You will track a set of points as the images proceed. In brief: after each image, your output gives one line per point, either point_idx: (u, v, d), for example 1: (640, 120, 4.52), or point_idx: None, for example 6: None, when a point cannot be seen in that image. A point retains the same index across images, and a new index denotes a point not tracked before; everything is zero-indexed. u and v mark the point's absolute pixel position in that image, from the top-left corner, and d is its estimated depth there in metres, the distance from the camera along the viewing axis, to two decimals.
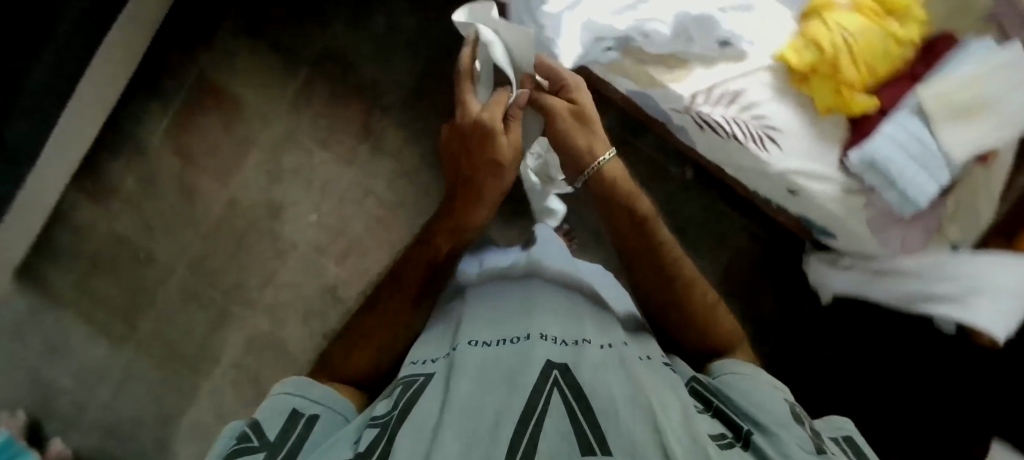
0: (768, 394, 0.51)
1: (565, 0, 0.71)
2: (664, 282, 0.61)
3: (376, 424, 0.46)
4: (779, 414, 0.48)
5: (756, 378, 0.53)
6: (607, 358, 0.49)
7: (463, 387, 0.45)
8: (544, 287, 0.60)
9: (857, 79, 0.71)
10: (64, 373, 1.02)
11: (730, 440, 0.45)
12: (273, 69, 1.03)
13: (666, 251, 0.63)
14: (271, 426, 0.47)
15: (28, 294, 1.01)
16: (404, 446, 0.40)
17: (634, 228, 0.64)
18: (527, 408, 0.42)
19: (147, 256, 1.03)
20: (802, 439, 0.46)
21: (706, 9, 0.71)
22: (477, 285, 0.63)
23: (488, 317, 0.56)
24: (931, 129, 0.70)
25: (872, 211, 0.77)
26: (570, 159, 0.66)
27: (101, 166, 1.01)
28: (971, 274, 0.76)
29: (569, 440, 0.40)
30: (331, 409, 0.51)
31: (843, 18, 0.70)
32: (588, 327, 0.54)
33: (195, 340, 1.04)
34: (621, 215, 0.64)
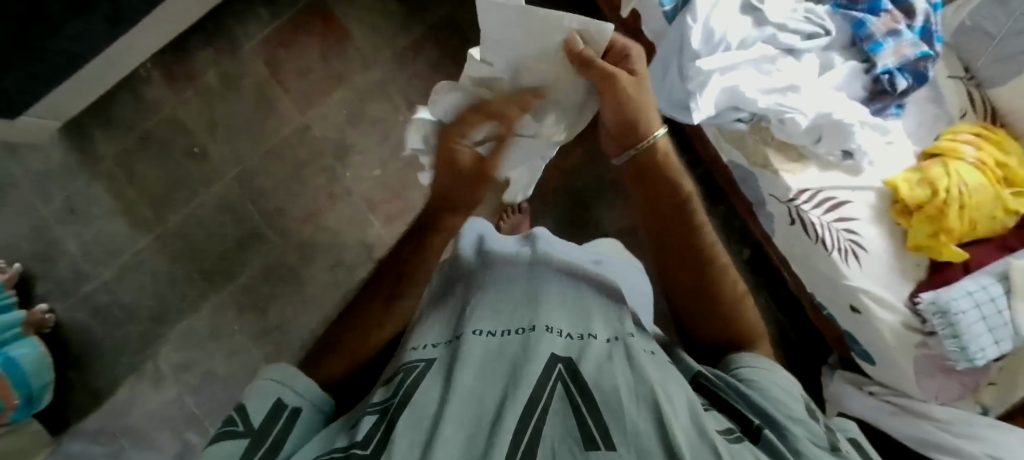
0: (777, 389, 0.46)
1: (722, 62, 0.68)
2: (691, 268, 0.52)
3: (375, 411, 0.40)
4: (796, 410, 0.44)
5: (776, 372, 0.48)
6: (614, 352, 0.45)
7: (467, 380, 0.41)
8: (555, 277, 0.55)
9: (958, 230, 0.74)
10: (72, 239, 0.96)
11: (737, 434, 0.41)
12: (391, 18, 1.03)
13: (695, 237, 0.53)
14: (257, 414, 0.40)
15: (68, 149, 0.96)
16: (406, 436, 0.36)
17: (670, 207, 0.54)
18: (529, 406, 0.38)
19: (200, 153, 0.99)
20: (813, 432, 0.42)
21: (848, 119, 0.71)
22: (491, 262, 0.57)
23: (501, 303, 0.50)
24: (1009, 298, 0.74)
25: (924, 353, 0.79)
26: (619, 127, 0.51)
27: (189, 50, 0.98)
28: (993, 439, 0.78)
29: (571, 431, 0.36)
30: (314, 403, 0.43)
31: (964, 170, 0.73)
32: (596, 322, 0.50)
33: (217, 250, 1.00)
34: (659, 191, 0.54)
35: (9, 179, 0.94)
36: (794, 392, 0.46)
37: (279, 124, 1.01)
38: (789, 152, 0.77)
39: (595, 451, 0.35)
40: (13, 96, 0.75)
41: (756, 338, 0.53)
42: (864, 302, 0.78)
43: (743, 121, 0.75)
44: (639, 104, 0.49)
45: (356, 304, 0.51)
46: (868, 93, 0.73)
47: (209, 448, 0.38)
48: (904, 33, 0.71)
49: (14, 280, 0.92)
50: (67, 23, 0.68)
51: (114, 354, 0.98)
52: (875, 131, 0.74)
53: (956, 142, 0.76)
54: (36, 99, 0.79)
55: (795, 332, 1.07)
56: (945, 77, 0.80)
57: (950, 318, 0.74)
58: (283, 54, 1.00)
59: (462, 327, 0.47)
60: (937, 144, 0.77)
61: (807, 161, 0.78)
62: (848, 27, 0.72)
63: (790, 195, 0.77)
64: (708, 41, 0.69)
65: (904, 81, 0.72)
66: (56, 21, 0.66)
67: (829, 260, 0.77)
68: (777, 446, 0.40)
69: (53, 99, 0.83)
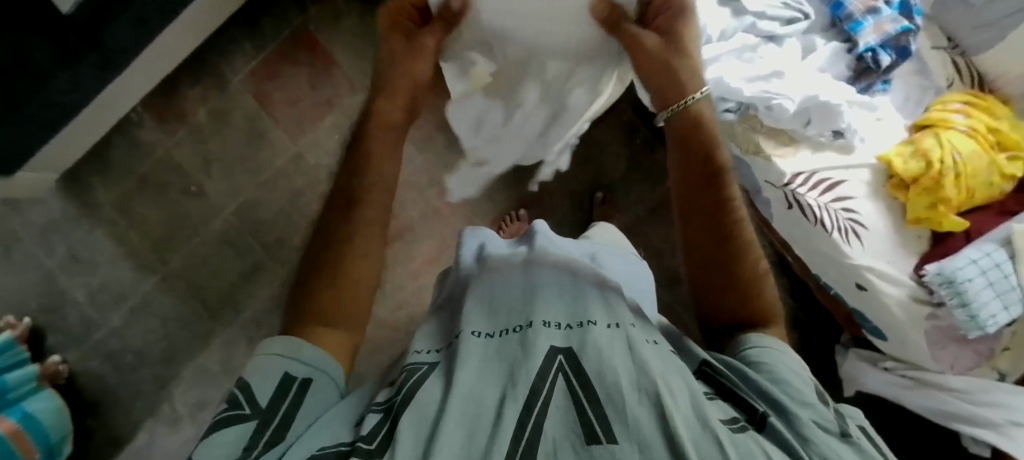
0: (784, 372, 0.46)
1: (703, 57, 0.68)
2: (719, 236, 0.54)
3: (379, 409, 0.42)
4: (805, 392, 0.44)
5: (781, 351, 0.48)
6: (615, 339, 0.44)
7: (467, 378, 0.41)
8: (549, 268, 0.55)
9: (955, 199, 0.74)
10: (79, 289, 0.97)
11: (741, 422, 0.40)
12: (375, 39, 1.03)
13: (729, 209, 0.56)
14: (264, 393, 0.41)
15: (65, 200, 0.96)
16: (407, 434, 0.38)
17: (704, 173, 0.57)
18: (528, 400, 0.39)
19: (197, 190, 1.00)
20: (820, 416, 0.42)
21: (835, 100, 0.72)
22: (485, 266, 0.57)
23: (504, 303, 0.51)
24: (1014, 263, 0.74)
25: (933, 323, 0.79)
26: (659, 74, 0.59)
27: (176, 90, 0.98)
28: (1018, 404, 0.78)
29: (573, 426, 0.37)
30: (326, 374, 0.44)
31: (955, 139, 0.73)
32: (594, 308, 0.49)
33: (222, 285, 1.01)
34: (696, 156, 0.59)
35: (10, 237, 0.93)
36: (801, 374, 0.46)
37: (273, 155, 1.01)
38: (778, 138, 0.78)
39: (596, 445, 0.35)
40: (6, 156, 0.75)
41: (771, 321, 0.52)
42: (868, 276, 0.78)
43: (729, 112, 0.75)
44: (668, 59, 0.59)
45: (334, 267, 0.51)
46: (851, 73, 0.73)
47: (213, 429, 0.39)
48: (883, 11, 0.71)
49: (25, 335, 0.92)
50: (55, 82, 0.68)
51: (130, 398, 0.99)
52: (863, 108, 0.75)
53: (946, 111, 0.76)
54: (29, 156, 0.80)
55: (805, 313, 1.07)
56: (929, 49, 0.80)
57: (957, 287, 0.74)
58: (270, 86, 1.01)
59: (459, 328, 0.48)
60: (927, 116, 0.77)
61: (798, 145, 0.78)
62: (826, 10, 0.73)
63: (785, 180, 0.77)
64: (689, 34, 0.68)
65: (887, 57, 0.71)
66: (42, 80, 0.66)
67: (829, 240, 0.78)
68: (782, 433, 0.40)
69: (46, 154, 0.83)
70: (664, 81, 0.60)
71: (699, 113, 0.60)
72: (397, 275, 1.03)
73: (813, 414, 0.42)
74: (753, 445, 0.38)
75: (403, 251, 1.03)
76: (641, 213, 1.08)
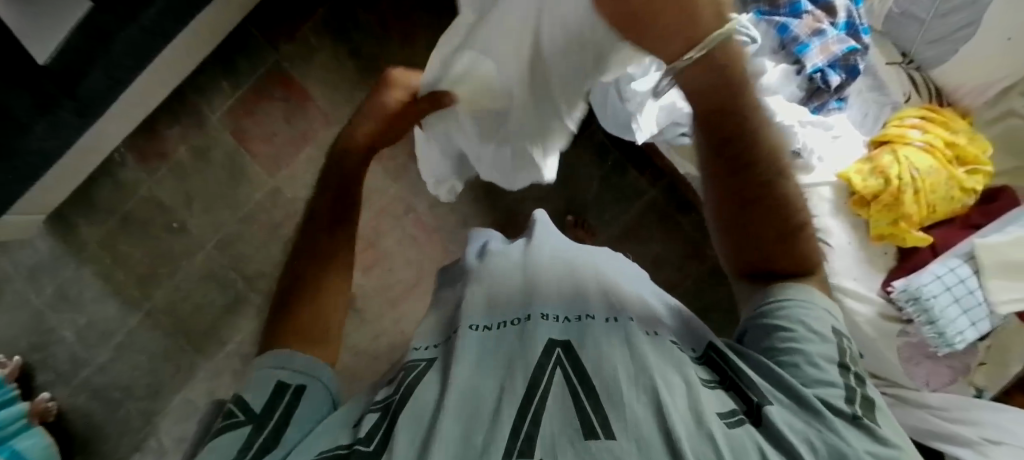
0: (803, 343, 0.42)
1: None
2: (746, 203, 0.47)
3: (376, 409, 0.40)
4: (822, 376, 0.40)
5: (808, 312, 0.44)
6: (613, 333, 0.43)
7: (463, 375, 0.40)
8: (545, 272, 0.52)
9: (916, 215, 0.74)
10: (67, 327, 0.99)
11: (739, 415, 0.38)
12: (349, 74, 1.06)
13: (763, 168, 0.46)
14: (258, 400, 0.40)
15: (52, 241, 0.99)
16: (406, 433, 0.36)
17: (730, 140, 0.45)
18: (527, 393, 0.37)
19: (179, 226, 1.02)
20: (831, 396, 0.39)
21: (788, 121, 0.72)
22: (486, 260, 0.56)
23: (507, 299, 0.49)
24: (979, 278, 0.74)
25: (903, 341, 0.78)
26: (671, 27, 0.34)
27: (157, 131, 1.01)
28: (998, 420, 0.75)
29: (568, 422, 0.35)
30: (318, 380, 0.43)
31: (913, 156, 0.74)
32: (594, 304, 0.48)
33: (206, 319, 1.03)
34: (712, 109, 0.43)
35: (2, 278, 0.97)
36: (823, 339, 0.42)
37: (253, 190, 1.04)
38: None
39: (594, 440, 0.33)
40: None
41: (812, 270, 0.48)
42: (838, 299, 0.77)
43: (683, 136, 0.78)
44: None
45: (304, 288, 0.48)
46: (804, 92, 0.74)
47: (209, 440, 0.37)
48: (829, 32, 0.70)
49: (15, 373, 0.95)
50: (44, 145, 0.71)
51: (117, 433, 1.01)
52: (816, 128, 0.76)
53: (902, 127, 0.76)
54: (16, 205, 0.83)
55: None
56: (885, 64, 0.81)
57: (923, 304, 0.74)
58: (248, 123, 1.04)
59: (457, 324, 0.47)
60: (885, 132, 0.77)
61: None
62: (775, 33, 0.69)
63: None
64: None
65: (836, 77, 0.72)
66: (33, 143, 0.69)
67: None
68: (781, 423, 0.37)
69: (31, 201, 0.86)
70: (659, 38, 0.36)
71: (726, 62, 0.38)
72: (376, 304, 1.04)
73: (824, 393, 0.39)
74: (749, 440, 0.36)
75: (382, 280, 1.04)
76: (617, 236, 1.08)
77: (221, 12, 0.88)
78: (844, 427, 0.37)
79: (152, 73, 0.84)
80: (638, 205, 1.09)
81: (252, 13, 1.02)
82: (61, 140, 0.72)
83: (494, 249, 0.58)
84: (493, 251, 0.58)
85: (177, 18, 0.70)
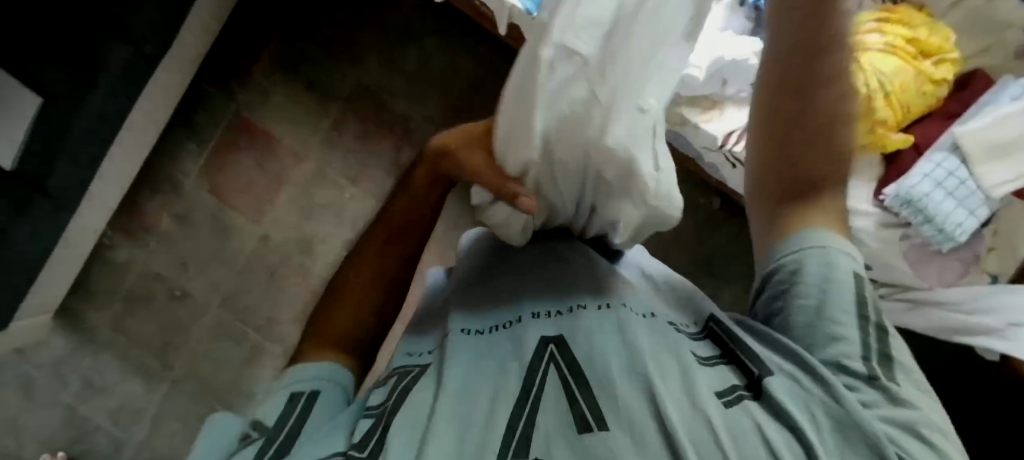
0: (810, 304, 0.39)
1: None
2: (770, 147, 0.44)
3: (370, 415, 0.39)
4: (841, 342, 0.37)
5: (820, 273, 0.39)
6: (605, 322, 0.43)
7: (455, 380, 0.40)
8: (535, 267, 0.52)
9: (891, 119, 0.74)
10: (100, 412, 1.00)
11: (738, 391, 0.37)
12: (310, 107, 1.07)
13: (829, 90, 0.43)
14: (269, 416, 0.39)
15: (66, 334, 1.00)
16: (401, 439, 0.35)
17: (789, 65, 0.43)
18: (521, 393, 0.38)
19: (182, 293, 1.03)
20: (845, 358, 0.37)
21: (743, 56, 0.73)
22: (479, 266, 0.56)
23: (500, 300, 0.50)
24: (967, 168, 0.74)
25: (906, 248, 0.78)
26: None
27: (141, 205, 1.02)
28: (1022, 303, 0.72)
29: (561, 419, 0.35)
30: (334, 384, 0.43)
31: (875, 60, 0.74)
32: (584, 290, 0.47)
33: (228, 376, 1.03)
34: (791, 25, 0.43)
35: (29, 380, 0.99)
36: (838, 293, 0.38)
37: (246, 241, 1.05)
38: (700, 107, 0.78)
39: (588, 434, 0.34)
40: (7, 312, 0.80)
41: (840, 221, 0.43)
42: None
43: None
44: None
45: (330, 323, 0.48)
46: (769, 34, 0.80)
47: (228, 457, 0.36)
48: None
49: None
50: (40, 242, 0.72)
51: None
52: None
53: (859, 35, 0.76)
54: (22, 305, 0.84)
55: None
56: None
57: (917, 205, 0.73)
58: (226, 177, 1.05)
59: (447, 329, 0.47)
60: None
61: (721, 106, 0.78)
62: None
63: (719, 142, 0.77)
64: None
65: None
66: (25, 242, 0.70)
67: None
68: (782, 398, 0.36)
69: (36, 298, 0.87)
70: None
71: None
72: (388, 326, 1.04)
73: (835, 356, 0.37)
74: (746, 417, 0.35)
75: None
76: None
77: (173, 74, 0.89)
78: (858, 391, 0.36)
79: (117, 147, 0.84)
80: None
81: (201, 69, 1.03)
82: (46, 232, 0.72)
83: (481, 254, 0.57)
84: (483, 257, 0.57)
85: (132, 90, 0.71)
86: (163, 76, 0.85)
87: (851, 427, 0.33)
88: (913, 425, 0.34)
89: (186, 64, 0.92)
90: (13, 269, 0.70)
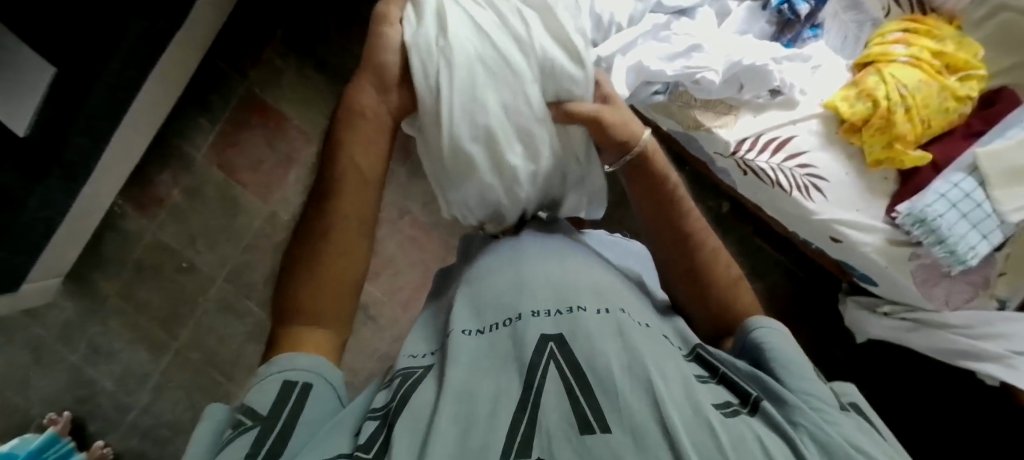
0: (779, 359, 0.44)
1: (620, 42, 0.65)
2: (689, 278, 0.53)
3: (375, 416, 0.39)
4: (812, 387, 0.41)
5: (779, 348, 0.45)
6: (606, 325, 0.42)
7: (459, 377, 0.40)
8: (534, 259, 0.52)
9: (910, 134, 0.72)
10: (106, 376, 1.02)
11: (734, 407, 0.39)
12: (321, 88, 1.07)
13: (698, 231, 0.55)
14: (263, 402, 0.38)
15: (75, 298, 1.02)
16: (405, 438, 0.35)
17: (662, 216, 0.54)
18: (523, 396, 0.37)
19: (189, 265, 1.05)
20: (820, 400, 0.40)
21: (760, 60, 0.71)
22: (480, 262, 0.55)
23: (499, 289, 0.49)
24: (985, 191, 0.72)
25: (916, 268, 0.76)
26: None
27: (152, 176, 1.03)
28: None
29: (563, 417, 0.35)
30: (324, 379, 0.41)
31: (898, 72, 0.72)
32: (584, 292, 0.46)
33: (231, 348, 1.05)
34: (655, 200, 0.55)
35: (36, 342, 1.01)
36: (801, 360, 0.44)
37: (254, 217, 1.06)
38: (714, 113, 0.76)
39: (591, 436, 0.34)
40: (20, 274, 0.81)
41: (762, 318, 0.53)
42: (843, 229, 0.76)
43: (655, 98, 0.73)
44: None
45: (301, 310, 0.45)
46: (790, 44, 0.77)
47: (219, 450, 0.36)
48: None
49: (68, 427, 0.99)
50: (54, 209, 0.73)
51: None
52: (796, 62, 0.75)
53: (885, 45, 0.75)
54: (34, 267, 0.85)
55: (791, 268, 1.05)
56: None
57: (930, 225, 0.71)
58: (237, 153, 1.05)
59: (448, 328, 0.46)
60: (867, 53, 0.76)
61: (735, 113, 0.76)
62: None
63: (732, 148, 0.76)
64: (598, 26, 0.65)
65: (805, 6, 0.75)
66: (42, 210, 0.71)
67: (791, 200, 0.76)
68: (775, 415, 0.38)
69: (46, 262, 0.88)
70: None
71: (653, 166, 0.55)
72: (390, 310, 1.05)
73: (811, 397, 0.40)
74: (746, 429, 0.36)
75: (390, 285, 1.05)
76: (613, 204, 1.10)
77: (188, 48, 0.89)
78: (834, 420, 0.38)
79: (132, 118, 0.84)
80: None
81: (216, 44, 1.03)
82: (59, 201, 0.72)
83: (481, 254, 0.57)
84: (483, 255, 0.56)
85: (150, 65, 0.71)
86: (178, 47, 0.85)
87: (834, 447, 0.35)
88: (884, 449, 0.37)
89: (202, 37, 0.92)
90: (27, 235, 0.71)
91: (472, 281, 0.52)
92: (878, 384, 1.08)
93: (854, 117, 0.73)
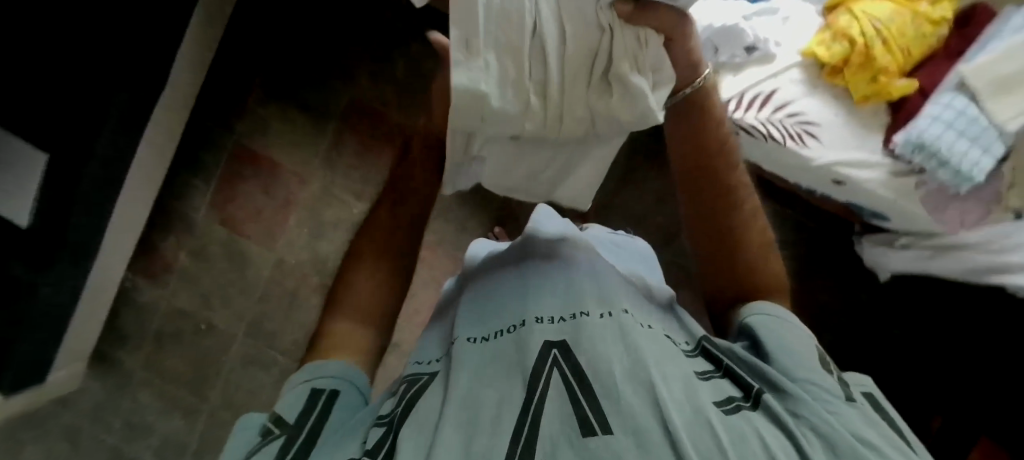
0: (780, 351, 0.45)
1: None
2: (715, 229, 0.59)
3: (382, 424, 0.39)
4: (814, 377, 0.42)
5: (777, 335, 0.48)
6: (608, 329, 0.42)
7: (463, 383, 0.39)
8: (538, 268, 0.53)
9: (892, 65, 0.73)
10: (143, 452, 1.02)
11: (737, 403, 0.38)
12: (306, 130, 1.08)
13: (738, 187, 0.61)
14: (291, 412, 0.41)
15: (100, 378, 1.02)
16: (407, 445, 0.34)
17: (702, 167, 0.60)
18: (526, 397, 0.36)
19: (207, 326, 1.05)
20: (821, 394, 0.41)
21: (731, 20, 0.71)
22: (489, 278, 0.56)
23: (511, 297, 0.50)
24: (977, 105, 0.72)
25: (924, 193, 0.76)
26: None
27: (157, 245, 1.04)
28: None
29: (566, 422, 0.34)
30: (348, 382, 0.45)
31: (869, 8, 0.73)
32: (588, 299, 0.47)
33: (262, 400, 1.05)
34: (698, 149, 0.61)
35: (67, 428, 1.00)
36: (802, 353, 0.45)
37: (264, 268, 1.07)
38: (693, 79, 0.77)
39: (593, 437, 0.32)
40: (45, 362, 0.81)
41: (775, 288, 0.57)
42: (844, 170, 0.76)
43: None
44: None
45: (344, 303, 0.54)
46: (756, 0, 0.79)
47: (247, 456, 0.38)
48: None
49: None
50: (66, 293, 0.73)
51: None
52: (765, 17, 0.77)
53: None
54: (58, 353, 0.86)
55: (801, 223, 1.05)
56: None
57: (930, 150, 0.71)
58: (237, 208, 1.06)
59: (455, 338, 0.47)
60: None
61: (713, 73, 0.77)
62: None
63: None
64: None
65: None
66: (55, 296, 0.71)
67: (787, 151, 0.76)
68: (778, 410, 0.38)
69: (69, 346, 0.89)
70: None
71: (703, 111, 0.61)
72: (411, 334, 1.05)
73: (814, 390, 0.41)
74: (746, 425, 0.36)
75: (406, 311, 1.05)
76: (612, 190, 1.11)
77: (175, 108, 0.91)
78: (835, 413, 0.39)
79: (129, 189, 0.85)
80: (622, 155, 1.11)
81: (199, 104, 1.04)
82: (69, 283, 0.73)
83: (486, 273, 0.58)
84: (490, 269, 0.58)
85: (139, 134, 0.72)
86: (162, 115, 0.86)
87: (834, 439, 0.36)
88: (889, 442, 0.37)
89: (184, 98, 0.93)
90: (45, 322, 0.71)
91: (489, 292, 0.53)
92: (907, 320, 1.07)
93: (835, 59, 0.73)
